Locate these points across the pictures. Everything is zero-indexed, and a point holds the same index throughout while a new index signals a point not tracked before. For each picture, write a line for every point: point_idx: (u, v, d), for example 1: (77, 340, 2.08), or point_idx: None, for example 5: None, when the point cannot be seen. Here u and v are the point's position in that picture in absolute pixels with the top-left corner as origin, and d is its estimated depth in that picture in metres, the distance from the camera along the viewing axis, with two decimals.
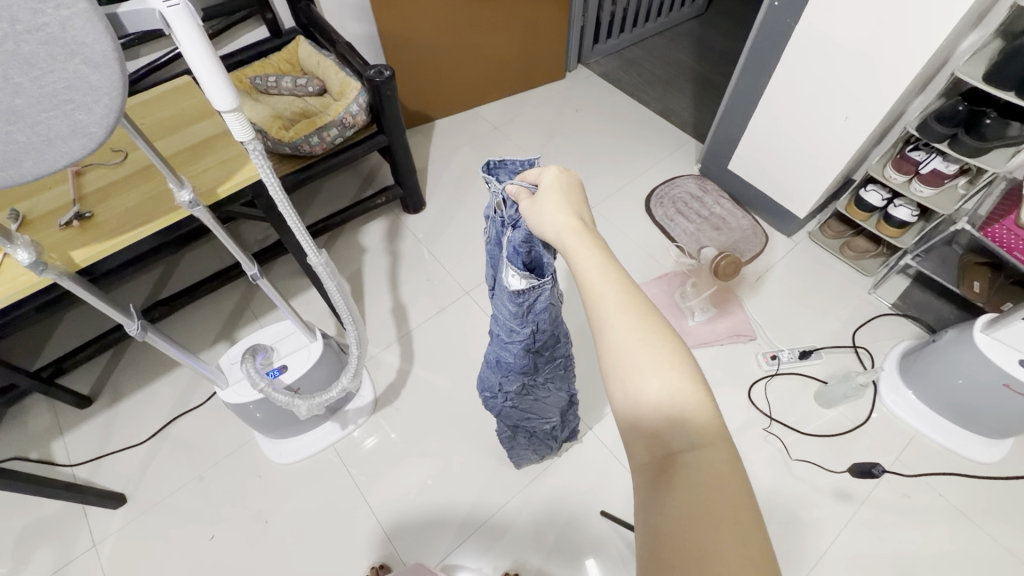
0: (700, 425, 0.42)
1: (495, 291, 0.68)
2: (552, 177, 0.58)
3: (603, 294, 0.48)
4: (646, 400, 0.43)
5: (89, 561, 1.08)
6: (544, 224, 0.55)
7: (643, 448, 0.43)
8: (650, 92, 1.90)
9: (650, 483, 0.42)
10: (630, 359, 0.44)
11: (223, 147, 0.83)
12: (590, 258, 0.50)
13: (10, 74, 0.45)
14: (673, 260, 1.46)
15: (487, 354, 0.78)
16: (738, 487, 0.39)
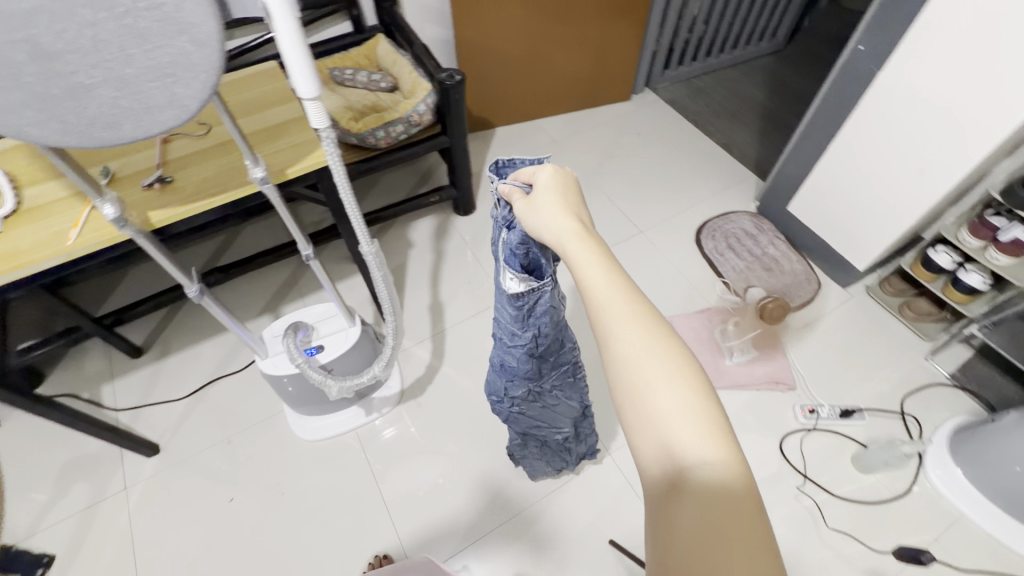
0: (712, 441, 0.40)
1: (495, 295, 0.67)
2: (547, 176, 0.56)
3: (609, 301, 0.46)
4: (655, 413, 0.42)
5: (118, 501, 1.14)
6: (546, 226, 0.53)
7: (651, 462, 0.41)
8: (715, 123, 1.87)
9: (658, 500, 0.40)
10: (637, 370, 0.43)
11: (299, 131, 0.88)
12: (591, 261, 0.49)
13: (125, 45, 0.49)
14: (717, 295, 1.42)
15: (492, 358, 0.78)
16: (751, 511, 0.38)
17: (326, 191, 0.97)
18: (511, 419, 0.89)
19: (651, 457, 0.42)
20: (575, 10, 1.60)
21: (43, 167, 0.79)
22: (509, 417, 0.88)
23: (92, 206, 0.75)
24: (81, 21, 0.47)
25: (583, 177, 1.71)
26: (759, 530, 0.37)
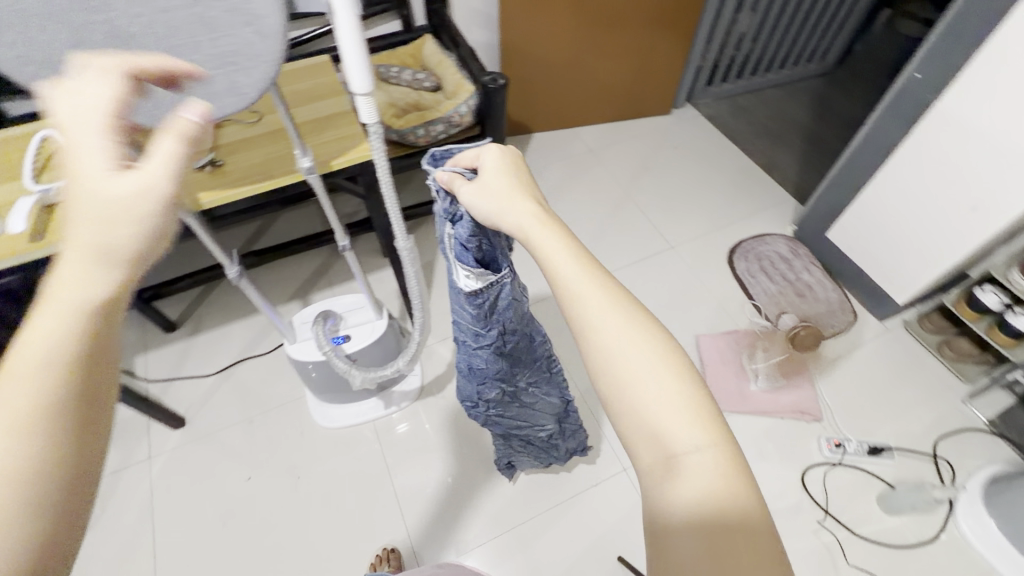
0: (702, 424, 0.39)
1: (454, 297, 0.69)
2: (494, 158, 0.55)
3: (583, 288, 0.44)
4: (641, 402, 0.40)
5: (142, 470, 1.18)
6: (507, 213, 0.51)
7: (641, 451, 0.39)
8: (756, 143, 1.84)
9: (652, 491, 0.38)
10: (620, 359, 0.41)
11: (347, 125, 0.90)
12: (552, 244, 0.47)
13: (194, 33, 0.51)
14: (746, 318, 1.40)
15: (459, 363, 0.79)
16: (747, 491, 0.36)
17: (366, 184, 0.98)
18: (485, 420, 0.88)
19: (641, 445, 0.39)
20: (623, 22, 1.60)
21: None
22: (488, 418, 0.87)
23: None
24: (156, 7, 0.49)
25: (617, 188, 1.70)
26: (757, 510, 0.36)
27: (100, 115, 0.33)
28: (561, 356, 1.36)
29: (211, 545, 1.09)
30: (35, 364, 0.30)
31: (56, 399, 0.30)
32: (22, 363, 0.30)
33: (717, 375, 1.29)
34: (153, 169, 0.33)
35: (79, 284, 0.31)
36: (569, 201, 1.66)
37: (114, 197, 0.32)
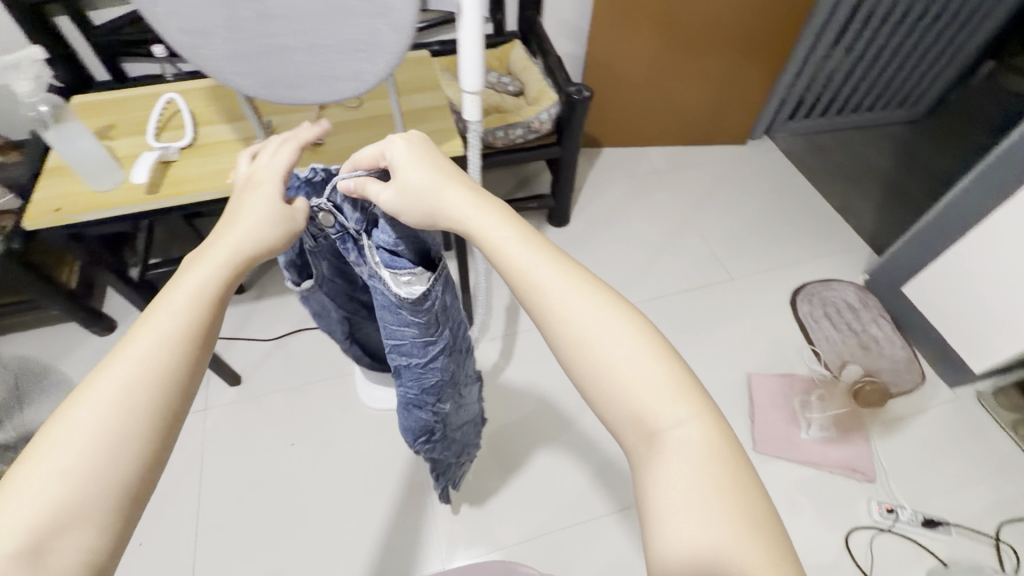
0: (683, 396, 0.41)
1: (391, 321, 0.67)
2: (400, 150, 0.54)
3: (546, 279, 0.45)
4: (622, 383, 0.41)
5: (197, 419, 1.24)
6: (442, 198, 0.51)
7: (625, 430, 0.41)
8: (833, 185, 1.78)
9: (639, 466, 0.40)
10: (597, 346, 0.42)
11: (440, 121, 0.92)
12: (500, 233, 0.48)
13: (333, 19, 0.54)
14: (803, 364, 1.34)
15: (403, 395, 0.77)
16: (732, 456, 0.39)
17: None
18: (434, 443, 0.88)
19: (623, 426, 0.41)
20: (711, 47, 1.58)
21: (220, 111, 0.89)
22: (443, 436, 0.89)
23: None
24: None
25: (682, 213, 1.68)
26: (741, 472, 0.38)
27: (279, 172, 0.53)
28: None
29: (248, 501, 1.14)
30: (203, 279, 0.44)
31: (206, 308, 0.43)
32: (195, 276, 0.44)
33: (766, 419, 1.24)
34: (296, 212, 0.53)
35: (241, 243, 0.47)
36: (631, 220, 1.65)
37: (277, 207, 0.51)
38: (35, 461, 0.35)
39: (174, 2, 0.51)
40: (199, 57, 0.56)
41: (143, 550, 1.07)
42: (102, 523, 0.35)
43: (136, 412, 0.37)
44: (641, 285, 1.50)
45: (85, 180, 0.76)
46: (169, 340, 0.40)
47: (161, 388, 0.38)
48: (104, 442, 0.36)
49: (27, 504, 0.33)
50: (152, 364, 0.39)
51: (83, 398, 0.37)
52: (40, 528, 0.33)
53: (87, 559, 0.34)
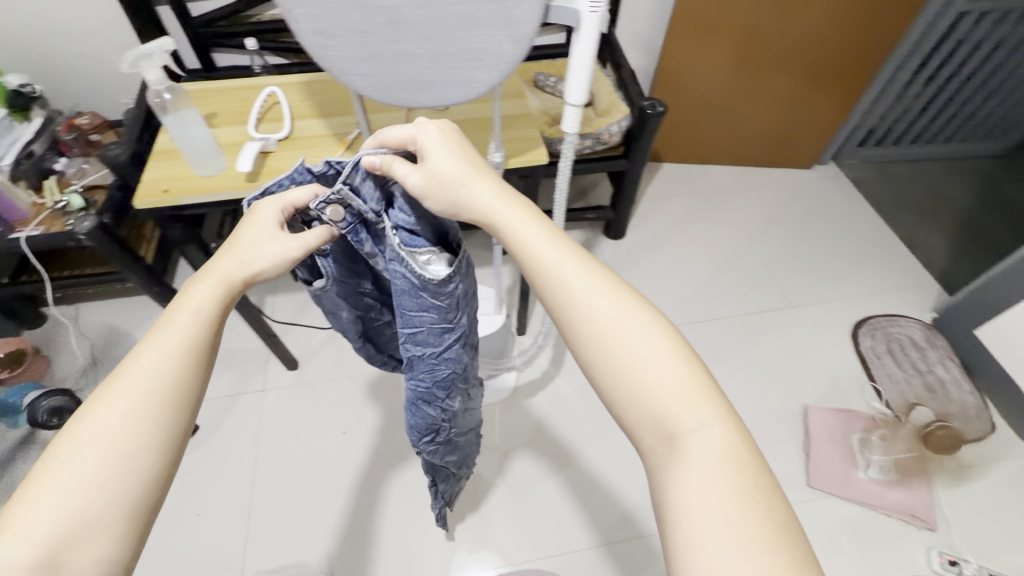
0: (705, 399, 0.44)
1: (406, 308, 0.63)
2: (433, 136, 0.56)
3: (574, 281, 0.48)
4: (646, 383, 0.44)
5: (256, 399, 1.29)
6: (473, 190, 0.54)
7: (644, 432, 0.44)
8: (903, 217, 1.72)
9: (659, 466, 0.43)
10: (622, 348, 0.45)
11: (524, 126, 0.91)
12: (528, 229, 0.51)
13: (458, 28, 0.56)
14: (864, 401, 1.29)
15: (408, 390, 0.74)
16: (750, 460, 0.42)
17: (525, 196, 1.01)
18: (437, 447, 0.87)
19: (643, 428, 0.44)
20: (782, 69, 1.56)
21: (314, 106, 0.93)
22: (447, 439, 0.88)
23: (346, 148, 0.86)
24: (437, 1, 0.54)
25: (741, 235, 1.65)
26: (761, 475, 0.41)
27: (286, 202, 0.56)
28: None
29: (299, 484, 1.17)
30: (203, 302, 0.50)
31: (203, 327, 0.49)
32: (197, 299, 0.50)
33: (822, 454, 1.20)
34: (305, 238, 0.55)
35: (238, 267, 0.52)
36: (689, 238, 1.63)
37: (273, 232, 0.54)
38: (54, 469, 0.40)
39: (314, 5, 0.53)
40: (327, 58, 0.58)
41: (199, 521, 1.12)
42: (117, 518, 0.40)
43: (144, 422, 0.43)
44: (697, 305, 1.48)
45: (191, 165, 0.80)
46: (170, 358, 0.46)
47: (165, 400, 0.44)
48: (117, 450, 0.42)
49: (50, 505, 0.39)
50: (156, 379, 0.45)
51: (92, 413, 0.42)
52: (64, 525, 0.39)
53: (104, 550, 0.40)
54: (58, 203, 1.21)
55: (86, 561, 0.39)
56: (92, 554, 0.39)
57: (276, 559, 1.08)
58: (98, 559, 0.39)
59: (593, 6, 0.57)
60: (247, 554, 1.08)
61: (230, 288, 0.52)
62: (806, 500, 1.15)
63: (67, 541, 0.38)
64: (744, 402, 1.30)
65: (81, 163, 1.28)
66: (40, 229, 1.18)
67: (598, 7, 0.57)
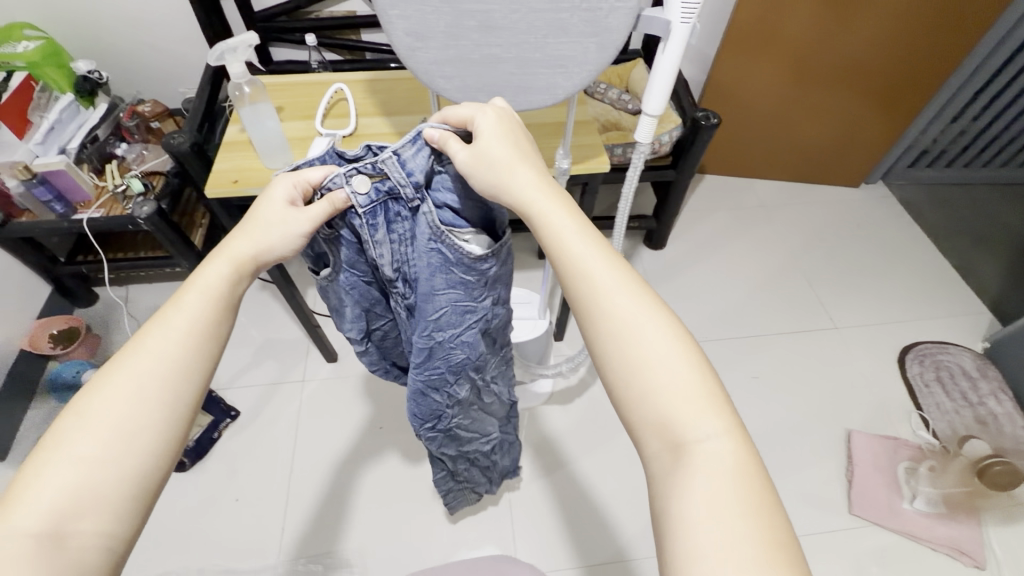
0: (716, 411, 0.42)
1: (434, 284, 0.62)
2: (490, 120, 0.54)
3: (599, 274, 0.46)
4: (658, 387, 0.42)
5: (296, 389, 1.30)
6: (514, 177, 0.52)
7: (649, 436, 0.42)
8: (953, 241, 1.66)
9: (661, 472, 0.41)
10: (638, 347, 0.43)
11: (587, 132, 0.90)
12: (561, 221, 0.49)
13: (548, 35, 0.56)
14: (911, 429, 1.26)
15: (418, 376, 0.71)
16: (757, 479, 0.39)
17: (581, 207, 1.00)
18: (438, 437, 0.85)
19: (648, 431, 0.42)
20: (836, 86, 1.53)
21: (377, 104, 0.93)
22: (447, 430, 0.84)
23: None
24: (531, 7, 0.54)
25: (784, 252, 1.62)
26: (766, 494, 0.39)
27: (302, 178, 0.55)
28: None
29: (335, 476, 1.18)
30: (214, 282, 0.50)
31: (213, 309, 0.49)
32: (207, 279, 0.50)
33: (864, 482, 1.17)
34: (312, 213, 0.53)
35: (248, 248, 0.52)
36: (731, 251, 1.61)
37: (282, 212, 0.53)
38: (61, 442, 0.41)
39: (409, 7, 0.54)
40: (413, 59, 0.58)
41: (237, 506, 1.14)
42: (120, 492, 0.41)
43: (149, 401, 0.44)
44: (738, 321, 1.46)
45: (261, 157, 0.82)
46: (176, 339, 0.47)
47: (170, 381, 0.45)
48: (123, 427, 0.43)
49: (57, 477, 0.40)
50: (163, 360, 0.46)
51: (100, 392, 0.44)
52: (68, 496, 0.40)
53: (107, 524, 0.41)
54: (119, 187, 1.24)
55: (90, 533, 0.40)
56: (95, 527, 0.40)
57: (311, 549, 1.09)
58: (99, 532, 0.40)
59: (685, 17, 0.57)
60: (282, 542, 1.09)
61: (243, 270, 0.52)
62: (847, 528, 1.12)
63: (71, 513, 0.39)
64: (785, 423, 1.27)
65: (140, 150, 1.32)
66: (101, 212, 1.22)
67: (689, 19, 0.58)
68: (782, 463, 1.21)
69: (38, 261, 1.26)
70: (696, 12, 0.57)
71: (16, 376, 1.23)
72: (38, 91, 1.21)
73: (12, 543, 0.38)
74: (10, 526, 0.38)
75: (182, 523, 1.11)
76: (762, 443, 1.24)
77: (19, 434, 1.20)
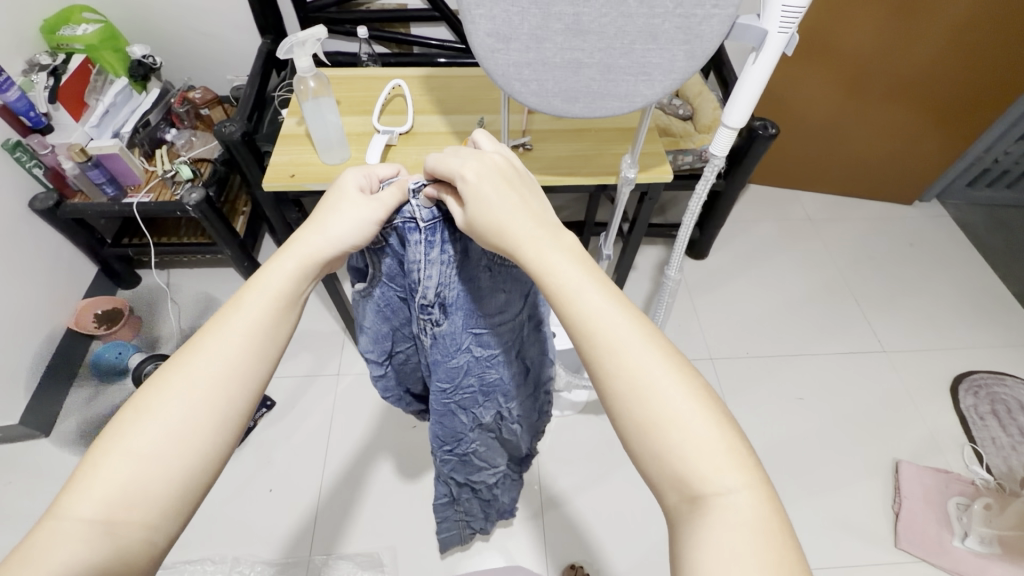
0: (738, 464, 0.37)
1: (483, 294, 0.59)
2: (471, 183, 0.47)
3: (608, 323, 0.41)
4: (676, 439, 0.38)
5: (331, 382, 1.31)
6: (509, 224, 0.45)
7: (664, 487, 0.38)
8: (1016, 265, 1.58)
9: (680, 525, 0.37)
10: (652, 399, 0.39)
11: (647, 139, 0.88)
12: (563, 263, 0.43)
13: (636, 42, 0.53)
14: (964, 462, 1.20)
15: (440, 394, 0.67)
16: (782, 532, 0.36)
17: (636, 216, 0.97)
18: (451, 461, 0.80)
19: (665, 483, 0.38)
20: (898, 99, 1.46)
21: (434, 101, 0.92)
22: (463, 455, 0.80)
23: None
24: (623, 11, 0.51)
25: (833, 269, 1.56)
26: (794, 549, 0.35)
27: (372, 173, 0.54)
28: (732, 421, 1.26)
29: (367, 472, 1.18)
30: (282, 275, 0.47)
31: (278, 305, 0.46)
32: (276, 273, 0.47)
33: (912, 516, 1.12)
34: (384, 199, 0.51)
35: (323, 244, 0.49)
36: (776, 265, 1.56)
37: (355, 202, 0.50)
38: (119, 430, 0.39)
39: (495, 7, 0.51)
40: (491, 60, 0.56)
41: (270, 496, 1.14)
42: (169, 491, 0.38)
43: (204, 399, 0.41)
44: (783, 338, 1.41)
45: (319, 152, 0.81)
46: (238, 338, 0.43)
47: (229, 379, 0.42)
48: (174, 419, 0.39)
49: (111, 464, 0.38)
50: (224, 359, 0.42)
51: (159, 384, 0.41)
52: (120, 488, 0.37)
53: (153, 517, 0.38)
54: (168, 171, 1.25)
55: (137, 528, 0.37)
56: (140, 518, 0.37)
57: (344, 544, 1.09)
58: (145, 528, 0.37)
59: (783, 28, 0.56)
60: (316, 535, 1.09)
61: (310, 267, 0.48)
62: (893, 563, 1.08)
63: (120, 502, 0.37)
64: (830, 449, 1.23)
65: (190, 136, 1.33)
66: (150, 196, 1.23)
67: (787, 29, 0.56)
68: (826, 490, 1.17)
69: (87, 242, 1.28)
70: (794, 23, 0.56)
71: (63, 354, 1.26)
72: (95, 74, 1.23)
73: (66, 531, 0.36)
74: (66, 511, 0.36)
75: (218, 509, 1.12)
76: (804, 466, 1.20)
77: (63, 413, 1.23)
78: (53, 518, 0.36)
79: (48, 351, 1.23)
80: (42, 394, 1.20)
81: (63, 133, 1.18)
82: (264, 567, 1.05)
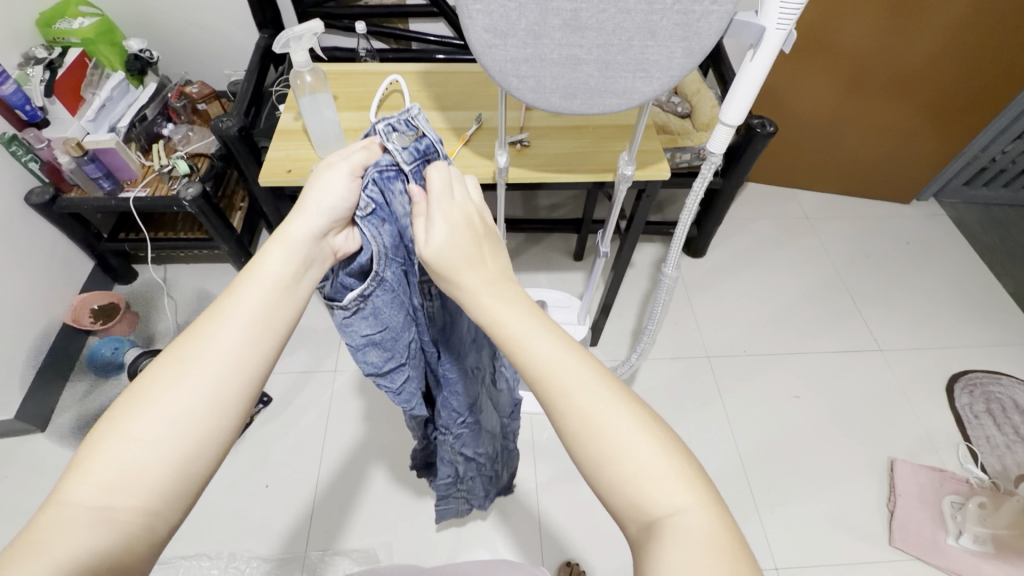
0: (686, 483, 0.38)
1: None
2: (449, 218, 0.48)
3: (555, 362, 0.41)
4: (627, 468, 0.38)
5: (327, 379, 1.30)
6: (469, 273, 0.46)
7: (624, 515, 0.39)
8: (1012, 264, 1.58)
9: (640, 553, 0.37)
10: (601, 431, 0.39)
11: (645, 137, 0.88)
12: (513, 309, 0.44)
13: (634, 38, 0.53)
14: (959, 461, 1.21)
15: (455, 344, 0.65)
16: (732, 546, 0.36)
17: (633, 213, 0.97)
18: (462, 434, 0.78)
19: (624, 513, 0.39)
20: (897, 97, 1.45)
21: (432, 97, 0.91)
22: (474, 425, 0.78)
23: (465, 144, 0.85)
24: (622, 7, 0.51)
25: (830, 267, 1.56)
26: (744, 562, 0.36)
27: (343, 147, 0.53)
28: (728, 420, 1.26)
29: (363, 469, 1.18)
30: (280, 262, 0.46)
31: (277, 293, 0.45)
32: (273, 259, 0.46)
33: (907, 514, 1.13)
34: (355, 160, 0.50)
35: (313, 222, 0.49)
36: (774, 263, 1.56)
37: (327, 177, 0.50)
38: (120, 416, 0.39)
39: (492, 2, 0.51)
40: (489, 56, 0.56)
41: (267, 492, 1.14)
42: (168, 476, 0.38)
43: (202, 387, 0.40)
44: (778, 336, 1.41)
45: (316, 147, 0.81)
46: (237, 323, 0.43)
47: (228, 365, 0.41)
48: (175, 405, 0.39)
49: (110, 450, 0.37)
50: (223, 345, 0.42)
51: (158, 369, 0.41)
52: (120, 473, 0.37)
53: (154, 503, 0.38)
54: (165, 167, 1.25)
55: (137, 515, 0.37)
56: (141, 505, 0.37)
57: (339, 540, 1.09)
58: (146, 514, 0.37)
59: (782, 23, 0.56)
60: (311, 530, 1.10)
61: (297, 247, 0.48)
62: (887, 561, 1.08)
63: (120, 488, 0.37)
64: (826, 447, 1.23)
65: (186, 130, 1.33)
66: (147, 190, 1.22)
67: (785, 24, 0.56)
68: (822, 488, 1.17)
69: (84, 238, 1.29)
70: (792, 20, 0.56)
71: (60, 348, 1.25)
72: (92, 68, 1.22)
73: (69, 516, 0.36)
74: (68, 497, 0.36)
75: (214, 505, 1.12)
76: (801, 464, 1.20)
77: (60, 408, 1.23)
78: (55, 504, 0.36)
79: (44, 345, 1.23)
80: (38, 388, 1.19)
81: (59, 128, 1.16)
82: (260, 563, 1.05)
